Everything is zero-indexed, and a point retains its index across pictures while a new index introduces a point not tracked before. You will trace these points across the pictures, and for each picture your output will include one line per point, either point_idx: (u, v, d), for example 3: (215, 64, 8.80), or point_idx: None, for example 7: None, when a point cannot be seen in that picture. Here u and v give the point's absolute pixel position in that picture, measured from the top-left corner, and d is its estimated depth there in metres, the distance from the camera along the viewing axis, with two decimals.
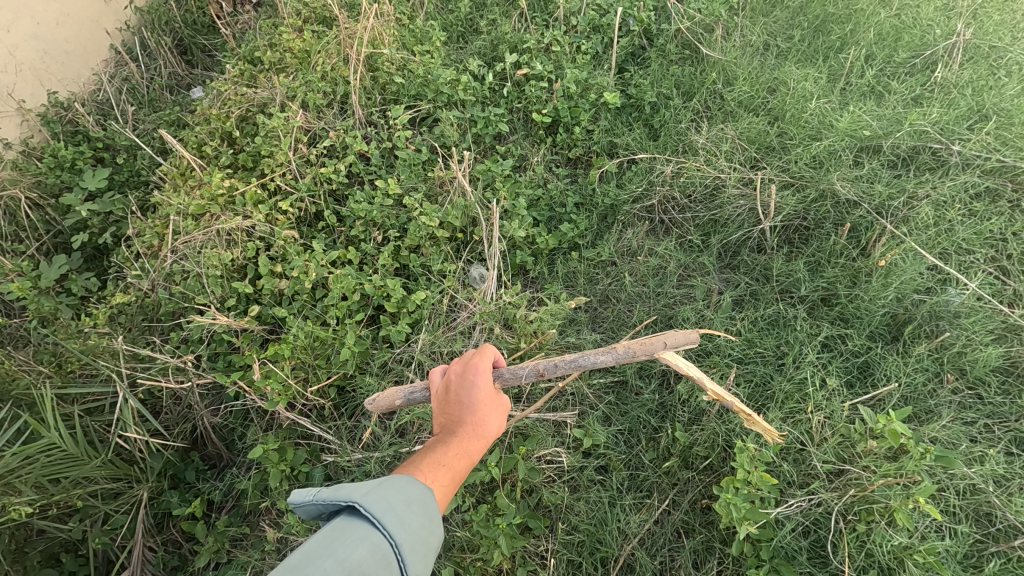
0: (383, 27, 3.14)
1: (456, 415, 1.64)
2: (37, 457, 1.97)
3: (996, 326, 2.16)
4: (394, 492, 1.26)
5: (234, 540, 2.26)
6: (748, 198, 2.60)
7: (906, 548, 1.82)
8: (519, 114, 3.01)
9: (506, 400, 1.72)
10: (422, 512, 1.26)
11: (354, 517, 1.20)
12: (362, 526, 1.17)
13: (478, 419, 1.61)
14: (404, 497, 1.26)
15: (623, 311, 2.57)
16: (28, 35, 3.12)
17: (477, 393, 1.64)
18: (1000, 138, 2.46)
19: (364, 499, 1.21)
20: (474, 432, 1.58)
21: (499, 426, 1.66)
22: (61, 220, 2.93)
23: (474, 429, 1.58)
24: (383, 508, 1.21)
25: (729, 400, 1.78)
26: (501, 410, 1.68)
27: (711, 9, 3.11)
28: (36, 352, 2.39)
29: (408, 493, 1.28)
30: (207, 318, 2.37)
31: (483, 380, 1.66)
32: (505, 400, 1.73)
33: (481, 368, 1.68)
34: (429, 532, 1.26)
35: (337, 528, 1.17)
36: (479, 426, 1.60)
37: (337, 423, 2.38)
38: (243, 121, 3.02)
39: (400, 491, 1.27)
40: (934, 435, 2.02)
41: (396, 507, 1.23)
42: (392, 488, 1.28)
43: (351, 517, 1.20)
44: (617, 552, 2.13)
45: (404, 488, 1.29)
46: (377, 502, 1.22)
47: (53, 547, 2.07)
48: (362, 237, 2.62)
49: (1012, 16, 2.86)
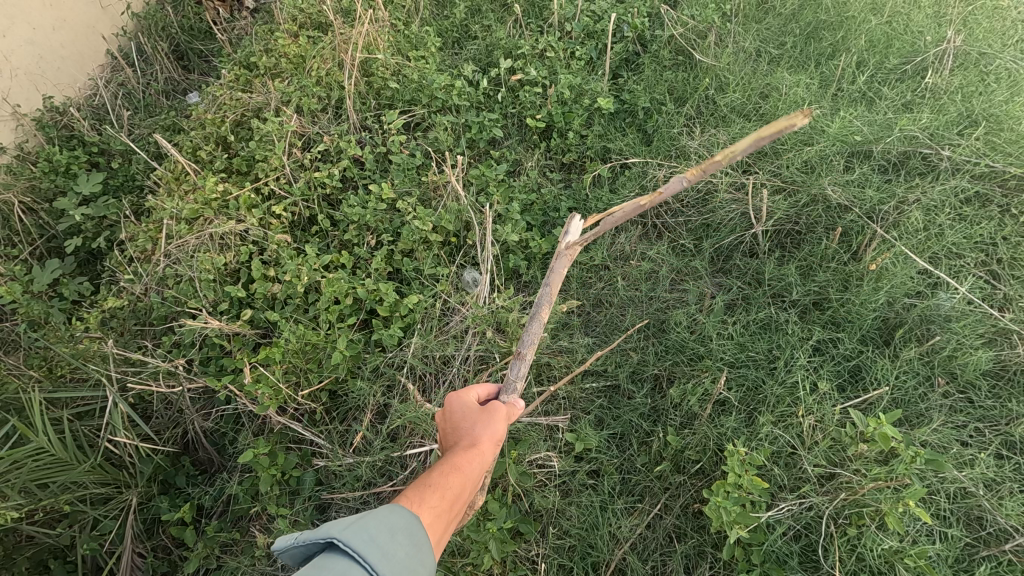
0: (378, 33, 3.14)
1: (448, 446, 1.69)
2: (24, 462, 1.94)
3: (987, 330, 2.16)
4: (374, 522, 1.19)
5: (224, 546, 2.24)
6: (739, 203, 2.62)
7: (896, 553, 1.82)
8: (514, 119, 3.03)
9: (500, 407, 1.79)
10: (407, 540, 1.21)
11: (333, 553, 1.13)
12: (341, 562, 1.10)
13: (467, 434, 1.69)
14: (386, 527, 1.20)
15: (615, 315, 2.57)
16: (24, 40, 3.12)
17: (462, 415, 1.77)
18: (990, 144, 2.47)
19: (342, 533, 1.14)
20: (463, 446, 1.62)
21: (492, 431, 1.71)
22: (54, 225, 2.92)
23: (462, 447, 1.62)
24: (363, 541, 1.14)
25: (670, 189, 1.52)
26: (492, 417, 1.75)
27: (705, 15, 3.12)
28: (27, 356, 2.38)
29: (391, 522, 1.22)
30: (199, 322, 2.37)
31: (464, 400, 1.81)
32: (501, 408, 1.81)
33: (460, 394, 1.85)
34: (415, 560, 1.21)
35: (315, 566, 1.09)
36: (468, 439, 1.66)
37: (328, 428, 2.38)
38: (239, 126, 3.04)
39: (382, 521, 1.21)
40: (924, 438, 2.02)
41: (378, 538, 1.16)
42: (373, 518, 1.21)
43: (330, 554, 1.13)
44: (608, 557, 2.13)
45: (385, 518, 1.22)
46: (357, 535, 1.14)
47: (41, 553, 2.04)
48: (356, 241, 2.63)
49: (1001, 23, 2.90)
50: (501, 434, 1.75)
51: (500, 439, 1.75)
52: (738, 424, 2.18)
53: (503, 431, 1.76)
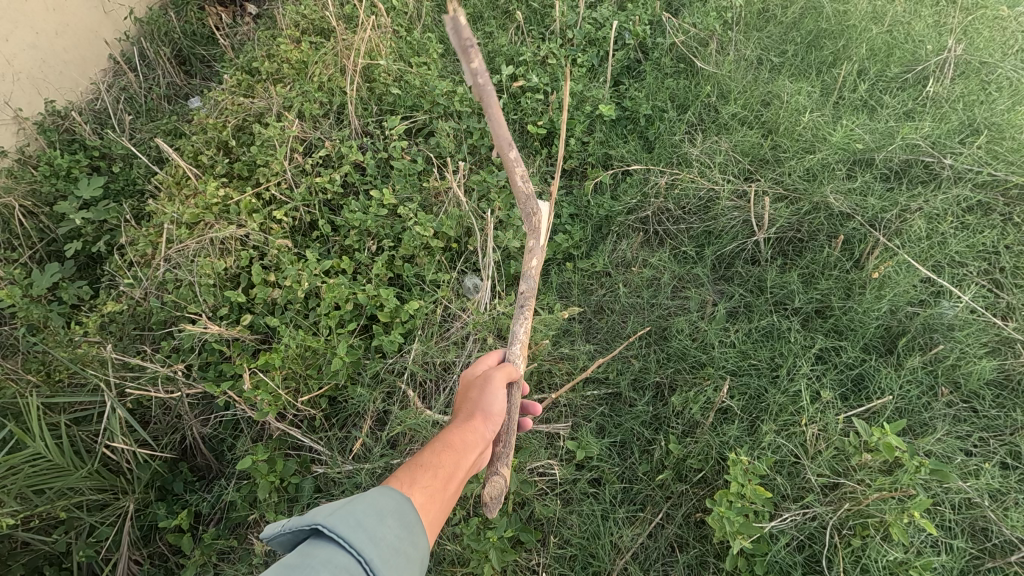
0: (381, 38, 3.14)
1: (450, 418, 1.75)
2: (21, 467, 1.92)
3: (990, 339, 2.16)
4: (361, 507, 1.15)
5: (221, 554, 2.21)
6: (741, 209, 2.61)
7: (901, 564, 1.80)
8: (515, 126, 3.04)
9: (496, 374, 1.82)
10: (396, 523, 1.17)
11: (320, 540, 1.08)
12: (327, 548, 1.06)
13: (464, 410, 1.74)
14: (374, 512, 1.17)
15: (617, 322, 2.56)
16: (28, 44, 3.11)
17: (465, 389, 1.85)
18: (992, 152, 2.47)
19: (328, 519, 1.10)
20: (458, 424, 1.66)
21: (488, 404, 1.74)
22: (55, 228, 2.90)
23: (455, 426, 1.64)
24: (350, 525, 1.10)
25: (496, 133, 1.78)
26: (490, 387, 1.77)
27: (706, 23, 3.13)
28: (25, 360, 2.37)
29: (380, 508, 1.19)
30: (198, 327, 2.36)
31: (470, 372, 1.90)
32: (499, 378, 1.81)
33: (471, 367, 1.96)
34: (405, 543, 1.16)
35: (300, 553, 1.04)
36: (463, 415, 1.71)
37: (327, 434, 2.36)
38: (240, 131, 3.02)
39: (369, 506, 1.17)
40: (928, 448, 2.01)
41: (366, 523, 1.12)
42: (359, 502, 1.18)
43: (316, 541, 1.08)
44: (609, 567, 2.11)
45: (373, 503, 1.19)
46: (344, 520, 1.10)
47: (37, 560, 2.02)
48: (357, 246, 2.61)
49: (1001, 33, 2.91)
50: (501, 406, 1.78)
51: (499, 411, 1.77)
52: (740, 432, 2.16)
53: (501, 403, 1.77)
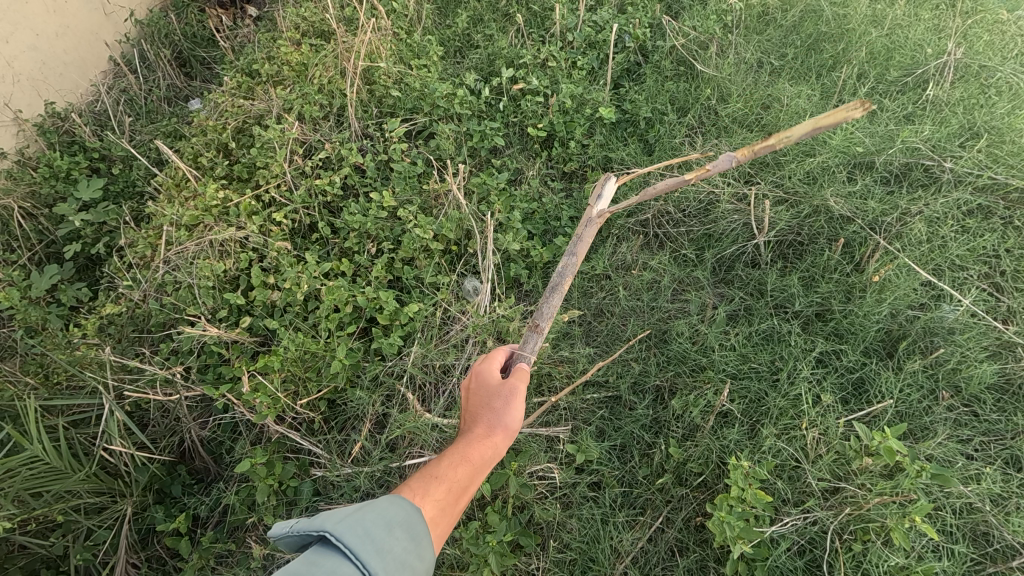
0: (381, 41, 3.14)
1: (469, 418, 1.78)
2: (18, 471, 1.93)
3: (991, 343, 2.16)
4: (371, 516, 1.16)
5: (219, 557, 2.20)
6: (742, 213, 2.60)
7: (902, 569, 1.79)
8: (515, 128, 3.04)
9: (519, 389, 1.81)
10: (404, 535, 1.17)
11: (328, 549, 1.10)
12: (334, 558, 1.07)
13: (483, 417, 1.75)
14: (382, 521, 1.17)
15: (616, 325, 2.55)
16: (28, 46, 3.12)
17: (480, 390, 1.84)
18: (991, 156, 2.47)
19: (337, 529, 1.10)
20: (477, 434, 1.69)
21: (507, 417, 1.74)
22: (54, 230, 2.90)
23: (477, 436, 1.68)
24: (357, 535, 1.10)
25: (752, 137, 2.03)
26: (511, 401, 1.77)
27: (706, 26, 3.13)
28: (24, 363, 2.37)
29: (388, 517, 1.19)
30: (198, 329, 2.34)
31: (487, 370, 1.89)
32: (521, 393, 1.81)
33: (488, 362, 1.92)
34: (411, 556, 1.16)
35: (307, 561, 1.06)
36: (481, 423, 1.73)
37: (326, 437, 2.35)
38: (240, 132, 3.01)
39: (378, 515, 1.17)
40: (929, 452, 2.00)
41: (375, 534, 1.12)
42: (369, 511, 1.18)
43: (324, 550, 1.09)
44: (609, 570, 2.10)
45: (382, 512, 1.20)
46: (352, 529, 1.11)
47: (34, 563, 2.01)
48: (357, 249, 2.61)
49: (1000, 37, 2.91)
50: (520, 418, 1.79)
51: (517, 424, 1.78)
52: (740, 436, 2.16)
53: (520, 417, 1.78)
